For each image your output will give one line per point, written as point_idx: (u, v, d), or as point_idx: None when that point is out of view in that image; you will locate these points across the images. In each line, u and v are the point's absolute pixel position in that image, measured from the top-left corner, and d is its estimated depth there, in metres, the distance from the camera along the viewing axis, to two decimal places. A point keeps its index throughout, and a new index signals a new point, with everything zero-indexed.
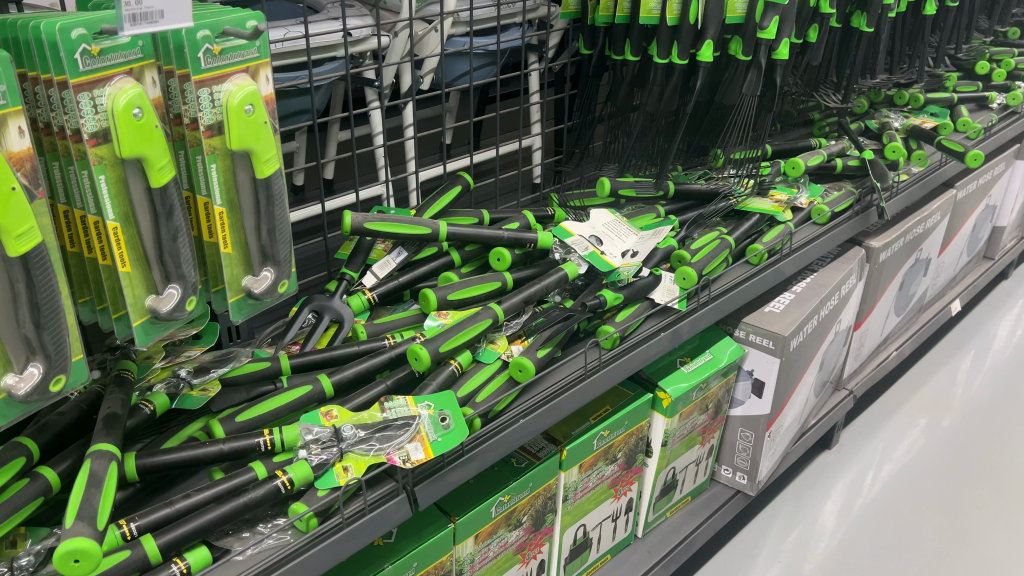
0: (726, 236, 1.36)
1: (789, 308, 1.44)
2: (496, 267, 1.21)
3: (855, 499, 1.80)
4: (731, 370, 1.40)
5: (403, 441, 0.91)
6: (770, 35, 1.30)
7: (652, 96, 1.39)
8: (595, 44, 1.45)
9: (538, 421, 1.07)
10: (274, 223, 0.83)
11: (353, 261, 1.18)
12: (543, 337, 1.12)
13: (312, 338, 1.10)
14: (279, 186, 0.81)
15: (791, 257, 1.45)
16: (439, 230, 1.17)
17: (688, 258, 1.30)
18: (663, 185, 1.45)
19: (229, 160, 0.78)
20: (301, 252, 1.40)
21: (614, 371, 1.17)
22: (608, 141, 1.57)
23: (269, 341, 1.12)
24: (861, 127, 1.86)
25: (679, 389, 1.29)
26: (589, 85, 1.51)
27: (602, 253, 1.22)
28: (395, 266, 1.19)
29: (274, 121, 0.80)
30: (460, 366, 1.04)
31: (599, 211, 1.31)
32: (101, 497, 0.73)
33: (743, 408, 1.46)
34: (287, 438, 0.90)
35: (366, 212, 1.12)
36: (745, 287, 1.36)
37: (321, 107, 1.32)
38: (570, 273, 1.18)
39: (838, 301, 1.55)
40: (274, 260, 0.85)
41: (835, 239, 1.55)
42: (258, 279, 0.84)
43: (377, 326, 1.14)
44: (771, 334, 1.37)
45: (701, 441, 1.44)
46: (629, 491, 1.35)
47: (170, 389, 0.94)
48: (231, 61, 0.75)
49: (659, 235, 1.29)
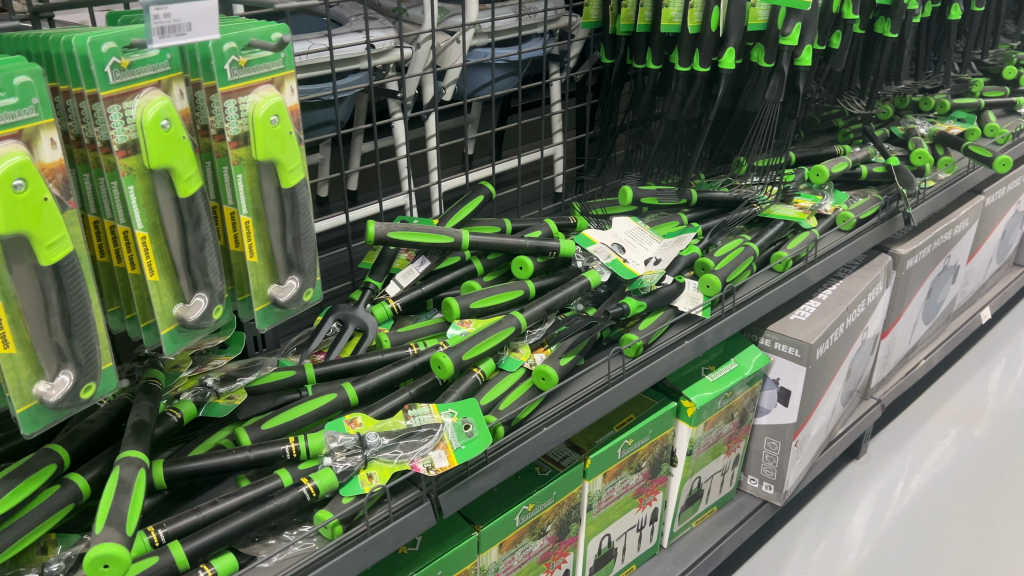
0: (750, 243, 1.35)
1: (816, 315, 1.43)
2: (519, 276, 1.22)
3: (883, 508, 1.78)
4: (756, 379, 1.40)
5: (426, 449, 0.92)
6: (793, 42, 1.29)
7: (675, 104, 1.38)
8: (617, 53, 1.45)
9: (561, 429, 1.06)
10: (299, 233, 0.83)
11: (376, 270, 1.19)
12: (566, 345, 1.12)
13: (337, 346, 1.11)
14: (304, 196, 0.82)
15: (816, 265, 1.44)
16: (462, 239, 1.18)
17: (712, 265, 1.28)
18: (686, 194, 1.45)
19: (254, 170, 0.79)
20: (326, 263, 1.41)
21: (639, 379, 1.17)
22: (630, 150, 1.56)
23: (294, 350, 1.13)
24: (886, 134, 1.84)
25: (704, 398, 1.28)
26: (610, 93, 1.50)
27: (625, 261, 1.21)
28: (417, 275, 1.20)
29: (299, 132, 0.81)
30: (483, 374, 1.05)
31: (621, 219, 1.30)
32: (130, 503, 0.74)
33: (769, 417, 1.45)
34: (312, 446, 0.90)
35: (389, 221, 1.15)
36: (770, 295, 1.35)
37: (344, 119, 1.32)
38: (592, 281, 1.19)
39: (864, 309, 1.53)
40: (299, 269, 0.85)
41: (860, 246, 1.54)
42: (283, 288, 0.84)
43: (401, 334, 1.14)
44: (797, 342, 1.36)
45: (726, 450, 1.43)
46: (653, 500, 1.34)
47: (197, 397, 0.97)
48: (257, 73, 0.76)
49: (682, 242, 1.28)
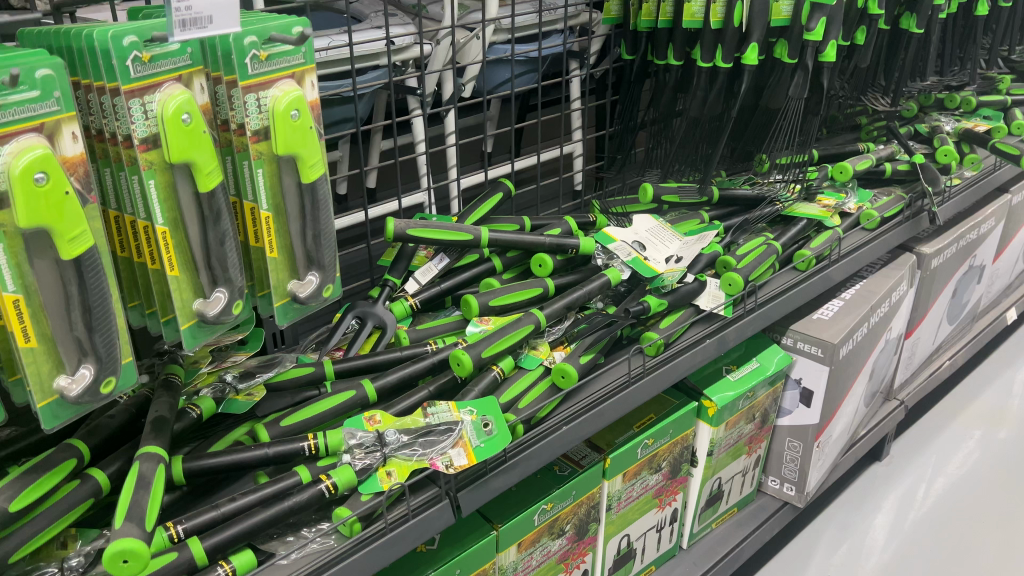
0: (772, 242, 1.33)
1: (839, 315, 1.41)
2: (538, 274, 1.21)
3: (905, 511, 1.75)
4: (778, 378, 1.38)
5: (445, 447, 0.91)
6: (817, 37, 1.27)
7: (696, 101, 1.37)
8: (637, 49, 1.44)
9: (581, 428, 1.06)
10: (319, 228, 0.82)
11: (395, 267, 1.19)
12: (586, 343, 1.11)
13: (355, 343, 1.11)
14: (325, 191, 0.82)
15: (840, 264, 1.42)
16: (480, 236, 1.18)
17: (734, 263, 1.27)
18: (707, 190, 1.44)
19: (275, 165, 0.78)
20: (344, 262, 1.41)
21: (659, 378, 1.16)
22: (651, 147, 1.55)
23: (313, 347, 1.13)
24: (910, 131, 1.81)
25: (725, 398, 1.26)
26: (631, 90, 1.49)
27: (645, 259, 1.21)
28: (436, 272, 1.20)
29: (320, 126, 0.80)
30: (502, 372, 1.04)
31: (642, 216, 1.29)
32: (149, 498, 0.74)
33: (791, 418, 1.43)
34: (330, 442, 0.90)
35: (408, 218, 1.15)
36: (792, 294, 1.34)
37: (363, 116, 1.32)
38: (612, 279, 1.18)
39: (888, 309, 1.51)
40: (319, 265, 0.84)
41: (885, 245, 1.51)
42: (303, 284, 0.84)
43: (419, 332, 1.13)
44: (820, 342, 1.34)
45: (747, 451, 1.41)
46: (673, 501, 1.33)
47: (216, 394, 0.96)
48: (277, 67, 0.76)
49: (702, 240, 1.28)
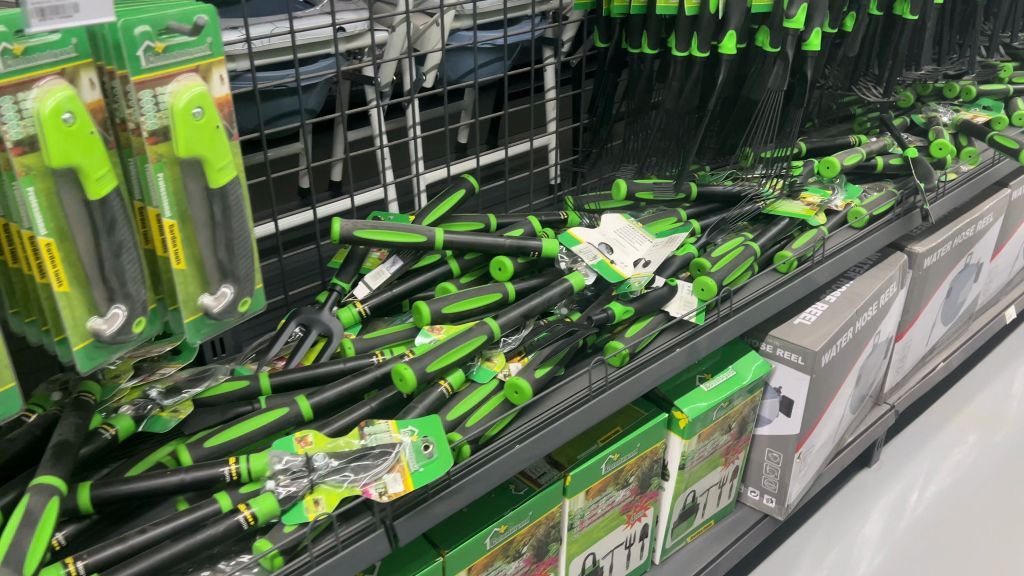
0: (751, 243, 1.26)
1: (822, 320, 1.34)
2: (497, 278, 1.14)
3: (895, 519, 1.68)
4: (757, 387, 1.30)
5: (380, 472, 0.84)
6: (797, 25, 1.18)
7: (672, 92, 1.28)
8: (611, 37, 1.35)
9: (535, 446, 0.98)
10: (232, 236, 0.75)
11: (344, 270, 1.11)
12: (543, 355, 1.03)
13: (298, 353, 1.04)
14: (237, 196, 0.74)
15: (823, 266, 1.34)
16: (435, 238, 1.10)
17: (708, 267, 1.19)
18: (683, 187, 1.37)
19: (178, 168, 0.71)
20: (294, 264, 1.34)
21: (623, 391, 1.08)
22: (628, 139, 1.45)
23: (252, 356, 1.06)
24: (905, 123, 1.73)
25: (697, 409, 1.19)
26: (606, 80, 1.40)
27: (611, 263, 1.13)
28: (389, 276, 1.12)
29: (230, 126, 0.73)
30: (450, 387, 0.97)
31: (612, 216, 1.21)
32: (34, 538, 0.67)
33: (770, 427, 1.36)
34: (254, 467, 0.83)
35: (357, 219, 1.08)
36: (771, 298, 1.26)
37: (314, 108, 1.20)
38: (575, 285, 1.10)
39: (876, 312, 1.43)
40: (234, 277, 0.77)
41: (873, 245, 1.44)
42: (216, 298, 0.76)
43: (366, 342, 1.05)
44: (800, 349, 1.26)
45: (723, 462, 1.34)
46: (643, 516, 1.26)
47: (137, 412, 0.90)
48: (178, 60, 0.68)
49: (674, 242, 1.19)
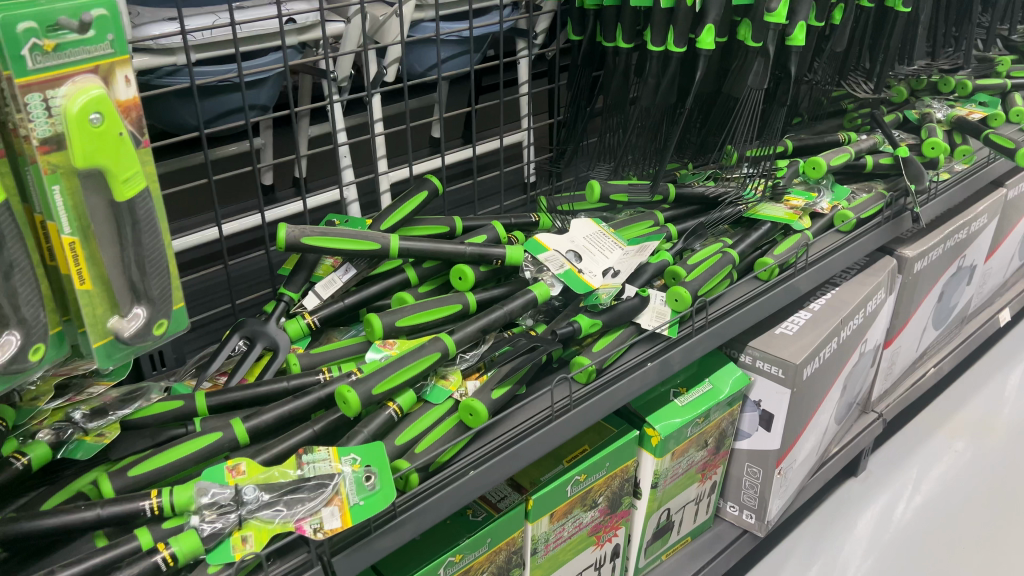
0: (729, 249, 1.19)
1: (805, 329, 1.27)
2: (458, 287, 1.07)
3: (882, 529, 1.62)
4: (735, 400, 1.24)
5: (317, 505, 0.77)
6: (779, 19, 1.11)
7: (647, 90, 1.21)
8: (585, 29, 1.27)
9: (491, 472, 0.91)
10: (143, 253, 0.68)
11: (293, 279, 1.04)
12: (502, 373, 0.95)
13: (240, 369, 0.98)
14: (147, 210, 0.67)
15: (807, 272, 1.27)
16: (390, 246, 1.03)
17: (682, 275, 1.13)
18: (660, 188, 1.30)
19: (77, 179, 0.64)
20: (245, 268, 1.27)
21: (591, 409, 1.01)
22: (604, 134, 1.36)
23: (192, 372, 1.00)
24: (897, 119, 1.66)
25: (670, 426, 1.12)
26: (580, 74, 1.32)
27: (579, 272, 1.06)
28: (340, 285, 1.04)
29: (135, 132, 0.66)
30: (399, 409, 0.90)
31: (581, 220, 1.14)
32: None
33: (750, 441, 1.29)
34: (177, 501, 0.77)
35: (305, 225, 1.00)
36: (750, 308, 1.19)
37: (265, 104, 1.12)
38: (539, 295, 1.03)
39: (863, 319, 1.37)
40: (147, 297, 0.70)
41: (860, 250, 1.37)
42: (127, 320, 0.69)
43: (314, 357, 0.99)
44: (781, 362, 1.20)
45: (700, 478, 1.27)
46: (614, 536, 1.19)
47: (55, 437, 0.83)
48: (72, 60, 0.61)
49: (646, 250, 1.12)
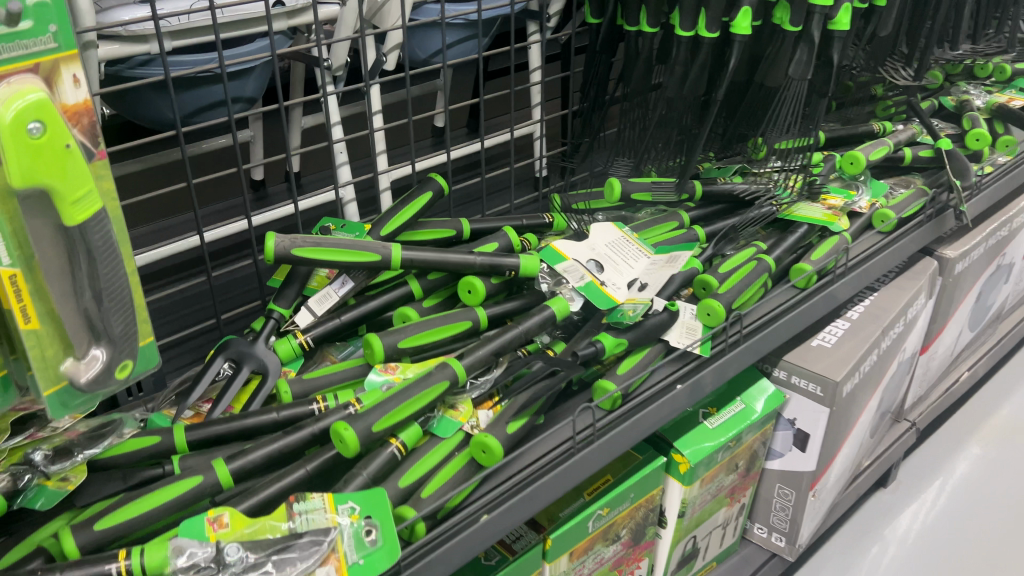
0: (764, 256, 1.09)
1: (843, 341, 1.17)
2: (466, 302, 0.96)
3: (919, 540, 1.51)
4: (768, 420, 1.14)
5: (311, 565, 0.67)
6: (827, 2, 1.01)
7: (674, 78, 1.10)
8: (604, 11, 1.15)
9: (507, 516, 0.80)
10: (100, 285, 0.57)
11: (283, 293, 0.93)
12: (518, 403, 0.85)
13: (224, 398, 0.88)
14: (104, 233, 0.57)
15: (846, 278, 1.17)
16: (390, 256, 0.92)
17: (714, 286, 1.01)
18: (687, 187, 1.20)
19: (14, 200, 0.53)
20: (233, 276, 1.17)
21: (616, 440, 0.90)
22: (623, 128, 1.24)
23: (172, 400, 0.90)
24: (933, 106, 1.55)
25: (700, 452, 1.02)
26: (598, 62, 1.20)
27: (601, 284, 0.95)
28: (336, 300, 0.93)
29: (88, 141, 0.56)
30: (403, 447, 0.79)
31: (603, 225, 1.03)
32: None
33: (782, 462, 1.19)
34: (148, 564, 0.66)
35: (297, 234, 0.90)
36: (786, 320, 1.09)
37: (251, 95, 1.01)
38: (559, 312, 0.93)
39: (903, 327, 1.26)
40: (107, 337, 0.59)
41: (900, 252, 1.26)
42: (83, 363, 0.58)
43: (306, 384, 0.88)
44: (820, 379, 1.10)
45: (728, 502, 1.17)
46: (637, 569, 1.10)
47: (11, 483, 0.71)
48: (5, 57, 0.50)
49: (676, 261, 1.02)
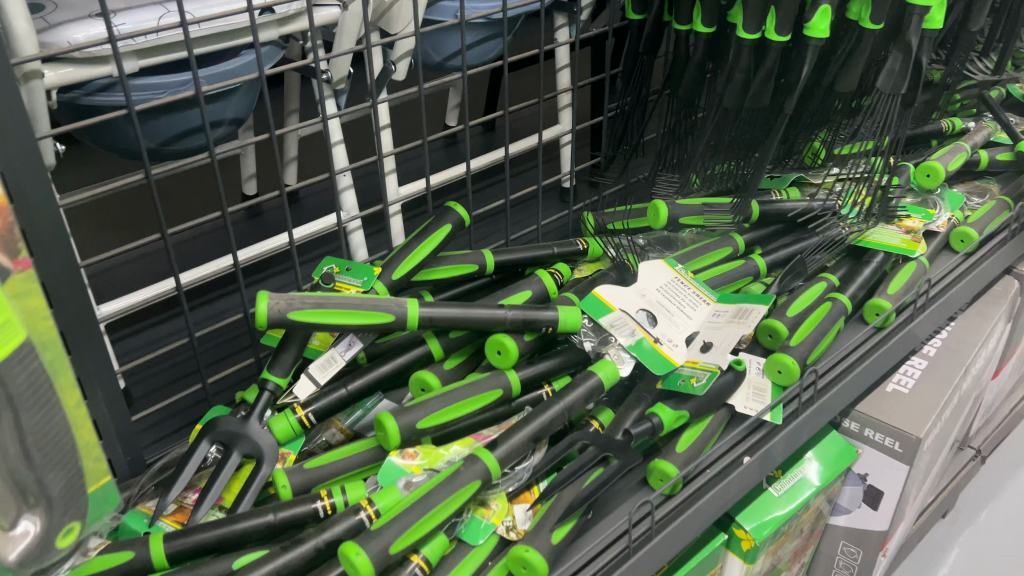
0: (838, 295, 0.94)
1: (923, 383, 1.02)
2: (495, 363, 0.81)
3: (993, 555, 1.35)
4: (836, 478, 1.00)
5: None
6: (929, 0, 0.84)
7: (731, 89, 0.93)
8: (649, 6, 0.98)
9: None
10: (27, 440, 0.43)
11: (277, 361, 0.78)
12: (565, 501, 0.71)
13: (211, 491, 0.73)
14: (30, 374, 0.42)
15: (926, 314, 1.02)
16: (405, 316, 0.77)
17: (784, 335, 0.87)
18: (744, 209, 1.04)
19: None
20: (225, 318, 1.02)
21: (677, 532, 0.76)
22: (667, 138, 1.09)
23: (152, 489, 0.76)
24: (1006, 100, 1.39)
25: (766, 529, 0.88)
26: (641, 63, 1.04)
27: (655, 343, 0.81)
28: (341, 365, 0.80)
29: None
30: (426, 564, 0.66)
31: (652, 263, 0.89)
32: None
33: (848, 518, 1.05)
34: None
35: (294, 292, 0.75)
36: (863, 368, 0.94)
37: (236, 116, 0.86)
38: (607, 380, 0.78)
39: (983, 361, 1.12)
40: (41, 501, 0.45)
41: (981, 277, 1.11)
42: (8, 536, 0.44)
43: (309, 473, 0.74)
44: (900, 435, 0.96)
45: (788, 567, 1.04)
46: None
47: None
48: None
49: (747, 317, 0.85)
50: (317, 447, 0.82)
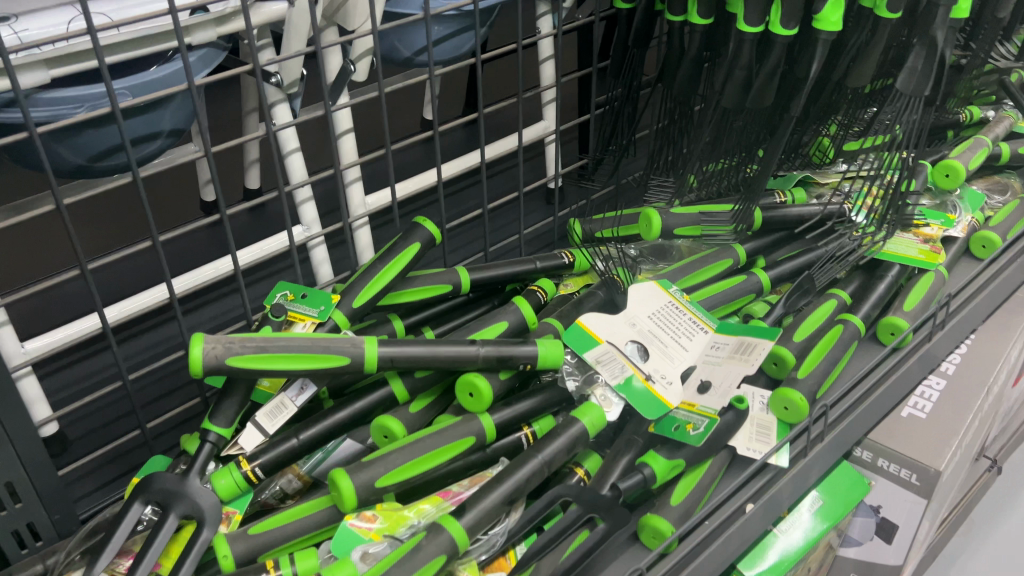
0: (850, 316, 0.85)
1: (941, 407, 0.94)
2: (469, 408, 0.72)
3: None
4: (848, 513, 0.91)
5: None
6: None
7: (731, 87, 0.83)
8: None
9: None
10: None
11: (220, 409, 0.69)
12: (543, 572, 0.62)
13: (144, 558, 0.63)
14: None
15: (946, 331, 0.93)
16: (364, 358, 0.68)
17: (791, 365, 0.78)
18: (745, 216, 0.94)
19: None
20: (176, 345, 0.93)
21: None
22: (662, 138, 0.99)
23: (80, 555, 0.68)
24: None
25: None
26: (631, 56, 0.94)
27: (648, 382, 0.72)
28: (292, 411, 0.71)
29: None
30: None
31: (646, 285, 0.80)
32: None
33: (859, 551, 0.96)
34: None
35: (233, 334, 0.66)
36: (877, 396, 0.85)
37: (169, 131, 0.75)
38: (591, 428, 0.69)
39: (1006, 377, 1.03)
40: None
41: (1004, 285, 1.02)
42: None
43: (254, 539, 0.65)
44: (917, 467, 0.88)
45: None
46: None
47: None
48: None
49: (753, 355, 0.76)
50: (270, 497, 0.73)
